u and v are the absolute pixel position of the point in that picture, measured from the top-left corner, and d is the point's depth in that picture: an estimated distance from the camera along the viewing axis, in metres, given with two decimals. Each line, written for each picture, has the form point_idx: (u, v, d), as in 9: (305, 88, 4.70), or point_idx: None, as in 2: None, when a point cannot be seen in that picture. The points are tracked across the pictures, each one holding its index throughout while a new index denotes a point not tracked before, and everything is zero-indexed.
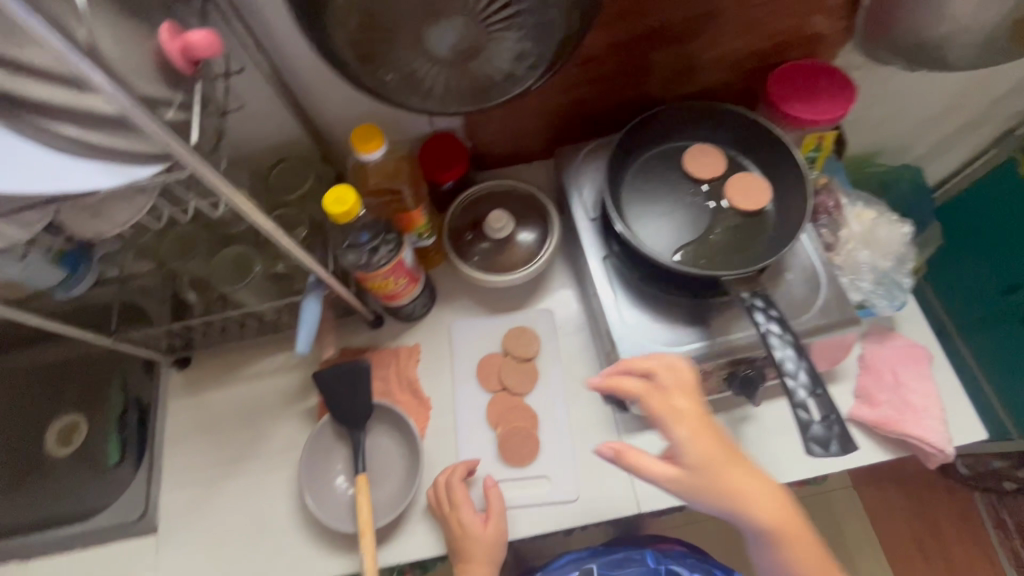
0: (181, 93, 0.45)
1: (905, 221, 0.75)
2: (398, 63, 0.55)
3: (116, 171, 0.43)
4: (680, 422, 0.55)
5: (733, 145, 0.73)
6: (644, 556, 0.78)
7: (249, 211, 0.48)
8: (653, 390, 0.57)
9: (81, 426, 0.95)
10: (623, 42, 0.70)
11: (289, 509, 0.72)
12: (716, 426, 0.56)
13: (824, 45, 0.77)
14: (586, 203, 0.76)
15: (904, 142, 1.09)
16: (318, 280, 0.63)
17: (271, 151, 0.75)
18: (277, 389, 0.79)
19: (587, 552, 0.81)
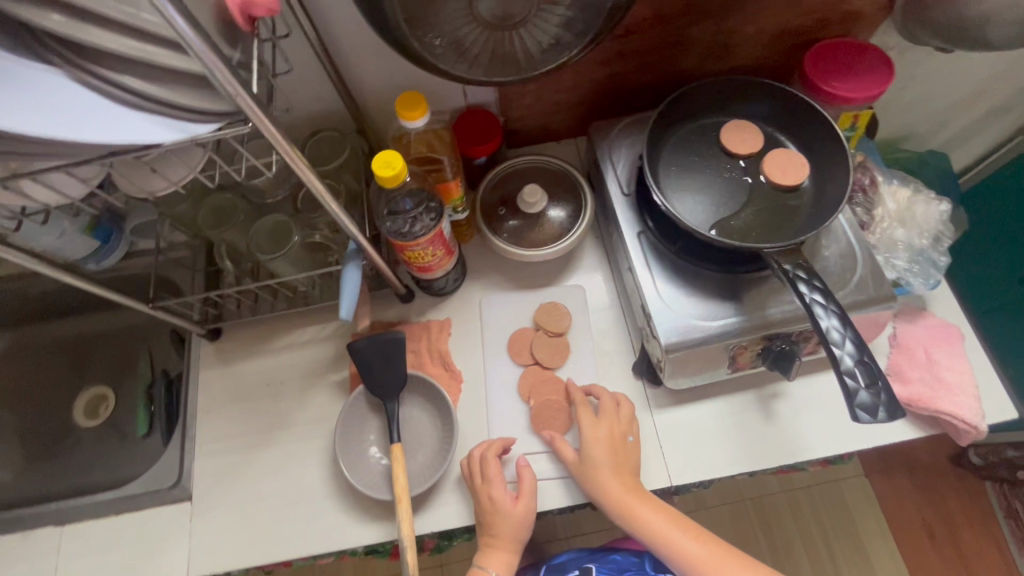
0: (240, 49, 0.46)
1: (943, 200, 0.75)
2: (448, 28, 0.55)
3: (179, 125, 0.43)
4: (593, 434, 0.67)
5: (770, 122, 0.73)
6: (641, 560, 0.80)
7: (303, 170, 0.48)
8: (583, 411, 0.70)
9: (109, 398, 0.96)
10: (663, 16, 0.70)
11: (321, 478, 0.73)
12: (620, 447, 0.67)
13: (861, 23, 0.77)
14: (621, 178, 0.76)
15: (930, 127, 1.09)
16: (358, 247, 0.63)
17: (308, 122, 0.76)
18: (309, 361, 0.80)
19: (586, 552, 0.83)
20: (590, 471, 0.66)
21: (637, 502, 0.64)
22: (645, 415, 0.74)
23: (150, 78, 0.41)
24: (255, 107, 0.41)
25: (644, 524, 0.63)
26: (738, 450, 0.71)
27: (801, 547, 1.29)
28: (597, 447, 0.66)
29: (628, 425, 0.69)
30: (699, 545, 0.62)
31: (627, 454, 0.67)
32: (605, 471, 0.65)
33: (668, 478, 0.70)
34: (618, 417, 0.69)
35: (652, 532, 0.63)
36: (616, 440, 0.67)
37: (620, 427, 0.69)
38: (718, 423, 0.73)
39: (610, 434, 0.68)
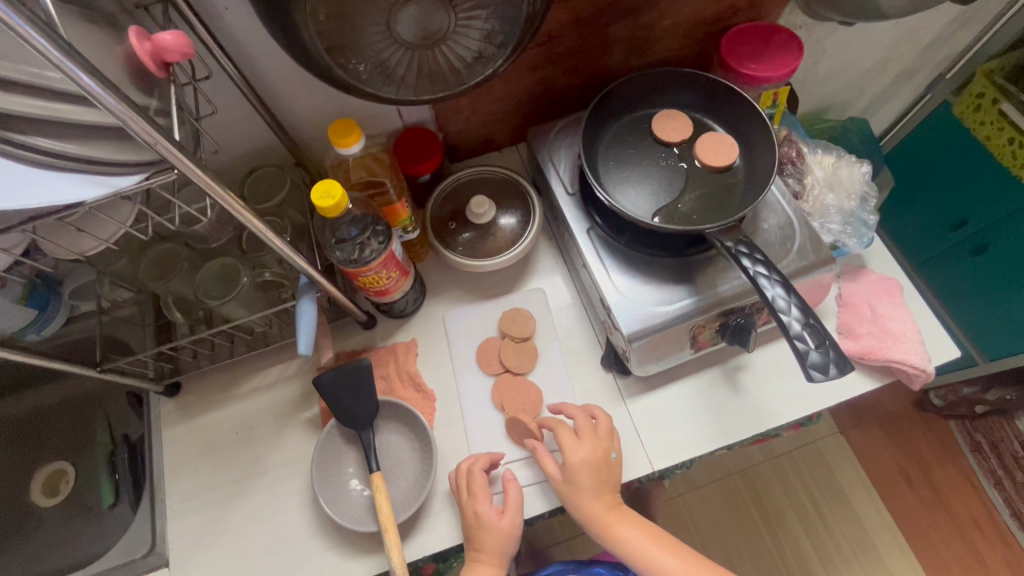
0: (157, 97, 0.45)
1: (863, 161, 0.79)
2: (370, 53, 0.55)
3: (102, 181, 0.42)
4: (576, 452, 0.66)
5: (696, 108, 0.76)
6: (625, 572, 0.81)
7: (241, 211, 0.47)
8: (565, 429, 0.68)
9: (69, 473, 0.91)
10: (582, 18, 0.72)
11: (304, 520, 0.71)
12: (603, 462, 0.67)
13: (768, 6, 0.82)
14: (565, 179, 0.77)
15: (848, 96, 1.15)
16: (310, 280, 0.62)
17: (243, 162, 0.74)
18: (276, 402, 0.78)
19: (574, 566, 0.82)
20: (573, 493, 0.66)
21: (618, 521, 0.66)
22: (620, 405, 0.75)
23: (64, 136, 0.40)
24: (182, 155, 0.41)
25: (622, 541, 0.66)
26: (712, 426, 0.73)
27: (791, 512, 1.33)
28: (580, 471, 0.66)
29: (610, 442, 0.68)
30: (676, 560, 0.65)
31: (610, 471, 0.67)
32: (587, 493, 0.66)
33: (650, 464, 0.71)
34: (601, 437, 0.68)
35: (628, 546, 0.66)
36: (598, 462, 0.66)
37: (603, 445, 0.67)
38: (690, 403, 0.74)
39: (594, 451, 0.66)
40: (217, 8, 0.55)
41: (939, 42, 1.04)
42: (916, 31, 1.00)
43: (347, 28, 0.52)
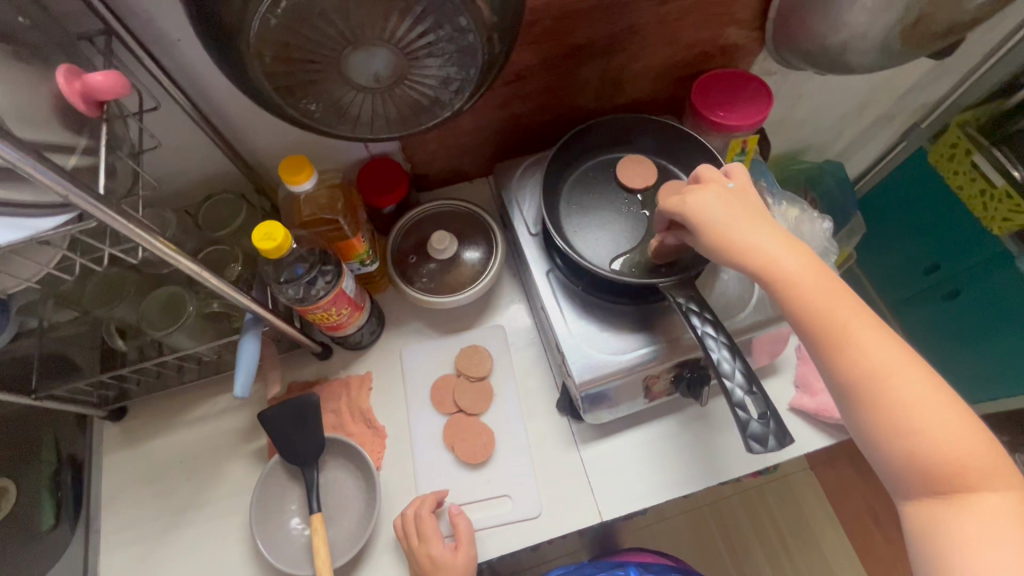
0: (85, 137, 0.44)
1: (825, 218, 0.79)
2: (322, 94, 0.54)
3: (17, 222, 0.40)
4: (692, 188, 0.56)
5: (663, 154, 0.76)
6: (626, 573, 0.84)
7: (173, 256, 0.46)
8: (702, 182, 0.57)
9: (9, 490, 0.87)
10: (549, 61, 0.72)
11: (243, 555, 0.69)
12: (761, 215, 0.54)
13: (739, 54, 0.82)
14: (528, 219, 0.77)
15: (824, 139, 1.16)
16: (255, 317, 0.61)
17: (201, 186, 0.73)
18: (222, 431, 0.76)
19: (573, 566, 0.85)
20: (747, 245, 0.52)
21: (795, 269, 0.50)
22: (574, 451, 0.74)
23: None
24: (103, 207, 0.40)
25: (801, 298, 0.50)
26: (666, 475, 0.72)
27: (758, 548, 1.32)
28: (724, 200, 0.54)
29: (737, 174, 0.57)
30: (884, 345, 0.48)
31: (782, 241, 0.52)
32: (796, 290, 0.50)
33: (599, 514, 0.70)
34: (720, 170, 0.58)
35: (765, 261, 0.51)
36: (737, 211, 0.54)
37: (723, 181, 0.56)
38: (645, 451, 0.73)
39: (720, 184, 0.56)
40: (166, 40, 0.53)
41: (914, 92, 1.05)
42: (891, 82, 1.01)
43: (296, 70, 0.51)
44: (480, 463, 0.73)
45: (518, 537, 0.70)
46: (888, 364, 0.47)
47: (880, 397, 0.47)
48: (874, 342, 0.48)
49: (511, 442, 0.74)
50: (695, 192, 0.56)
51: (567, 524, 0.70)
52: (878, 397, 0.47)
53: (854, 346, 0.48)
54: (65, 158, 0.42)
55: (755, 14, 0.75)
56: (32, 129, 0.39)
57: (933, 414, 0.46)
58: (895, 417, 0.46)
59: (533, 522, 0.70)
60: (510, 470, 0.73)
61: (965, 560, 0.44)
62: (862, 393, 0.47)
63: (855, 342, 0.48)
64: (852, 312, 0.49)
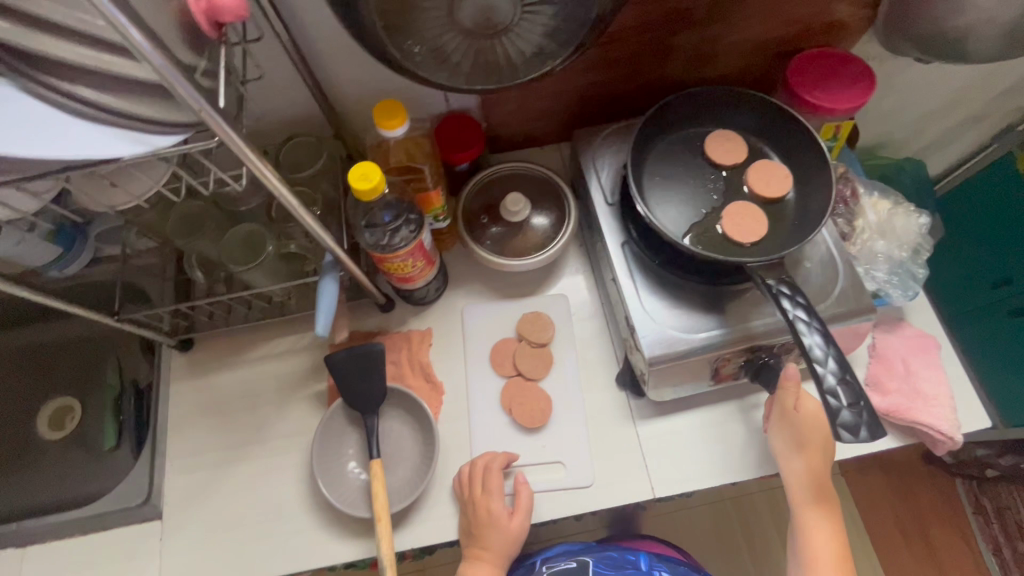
0: (207, 58, 0.43)
1: (923, 212, 0.75)
2: (427, 36, 0.53)
3: (140, 139, 0.41)
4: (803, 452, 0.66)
5: (755, 133, 0.73)
6: (638, 558, 0.78)
7: (275, 184, 0.46)
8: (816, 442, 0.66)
9: (76, 408, 0.92)
10: (647, 24, 0.69)
11: (298, 492, 0.71)
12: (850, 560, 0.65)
13: (844, 33, 0.77)
14: (605, 188, 0.75)
15: (908, 135, 1.10)
16: (335, 260, 0.61)
17: (282, 127, 0.73)
18: (285, 371, 0.77)
19: (579, 549, 0.80)
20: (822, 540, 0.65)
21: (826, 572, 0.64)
22: (629, 426, 0.73)
23: (110, 89, 0.39)
24: (223, 122, 0.39)
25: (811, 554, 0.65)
26: (720, 461, 0.71)
27: (779, 548, 1.28)
28: (781, 427, 0.67)
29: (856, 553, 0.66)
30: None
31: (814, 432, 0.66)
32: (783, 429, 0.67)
33: (651, 491, 0.70)
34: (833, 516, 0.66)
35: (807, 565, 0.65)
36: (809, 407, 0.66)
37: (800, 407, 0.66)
38: (700, 435, 0.72)
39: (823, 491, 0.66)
40: None
41: (1015, 92, 0.98)
42: (995, 77, 0.94)
43: (407, 8, 0.50)
44: (536, 428, 0.73)
45: (567, 504, 0.70)
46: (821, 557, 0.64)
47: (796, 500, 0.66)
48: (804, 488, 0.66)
49: (567, 411, 0.74)
50: (784, 453, 0.67)
51: (618, 497, 0.70)
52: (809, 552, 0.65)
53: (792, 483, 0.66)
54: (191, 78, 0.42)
55: None
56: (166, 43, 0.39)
57: None
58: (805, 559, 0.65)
59: (584, 491, 0.70)
60: (564, 437, 0.73)
61: None
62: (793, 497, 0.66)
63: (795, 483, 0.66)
64: (814, 479, 0.66)
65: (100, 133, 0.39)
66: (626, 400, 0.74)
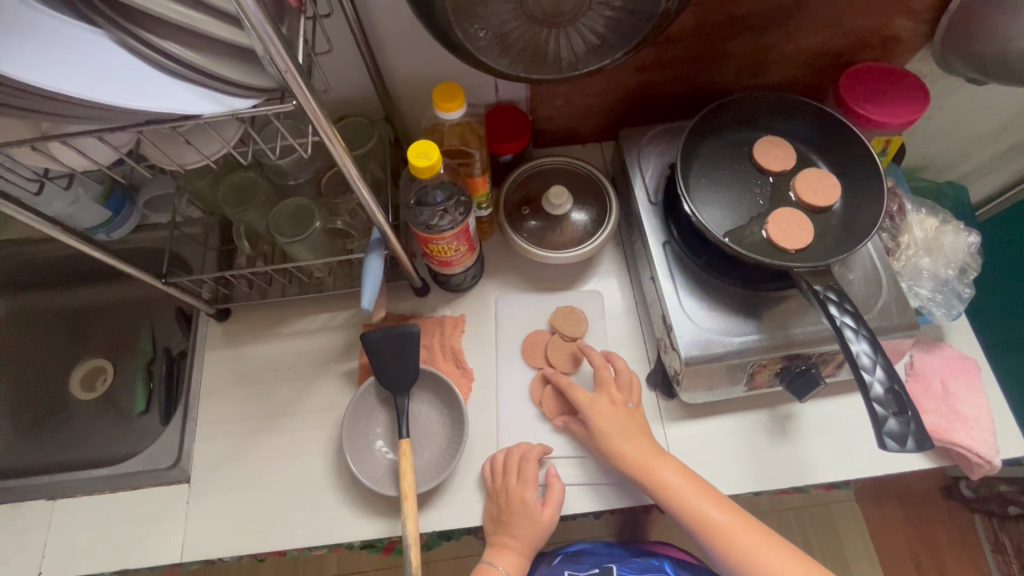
0: (287, 26, 0.45)
1: (972, 231, 0.73)
2: (495, 20, 0.53)
3: (220, 99, 0.42)
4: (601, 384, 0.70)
5: (803, 141, 0.73)
6: (662, 563, 0.77)
7: (342, 155, 0.47)
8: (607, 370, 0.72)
9: (110, 372, 0.94)
10: (705, 26, 0.69)
11: (324, 466, 0.72)
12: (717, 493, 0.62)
13: (899, 49, 0.77)
14: (649, 186, 0.75)
15: (951, 159, 1.08)
16: (381, 237, 0.62)
17: (336, 107, 0.75)
18: (318, 348, 0.78)
19: (601, 546, 0.81)
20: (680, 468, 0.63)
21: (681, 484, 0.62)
22: (657, 426, 0.72)
23: (194, 47, 0.40)
24: (305, 88, 0.41)
25: (660, 480, 0.62)
26: (749, 468, 0.70)
27: None
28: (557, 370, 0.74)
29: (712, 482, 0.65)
30: (718, 510, 0.61)
31: (631, 415, 0.68)
32: (585, 403, 0.69)
33: None
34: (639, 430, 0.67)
35: (663, 484, 0.62)
36: (624, 385, 0.70)
37: (620, 395, 0.70)
38: (730, 440, 0.72)
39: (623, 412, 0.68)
40: None
41: None
42: None
43: None
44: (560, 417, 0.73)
45: (590, 500, 0.69)
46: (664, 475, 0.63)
47: (661, 488, 0.62)
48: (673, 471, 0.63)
49: None
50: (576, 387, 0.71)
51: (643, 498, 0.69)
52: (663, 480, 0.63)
53: (652, 470, 0.63)
54: None
55: (931, 5, 0.70)
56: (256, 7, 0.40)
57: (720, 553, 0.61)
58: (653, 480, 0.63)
59: (608, 488, 0.70)
60: None
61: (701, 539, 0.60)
62: (650, 480, 0.63)
63: (651, 466, 0.63)
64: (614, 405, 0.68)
65: (186, 93, 0.41)
66: (655, 401, 0.74)
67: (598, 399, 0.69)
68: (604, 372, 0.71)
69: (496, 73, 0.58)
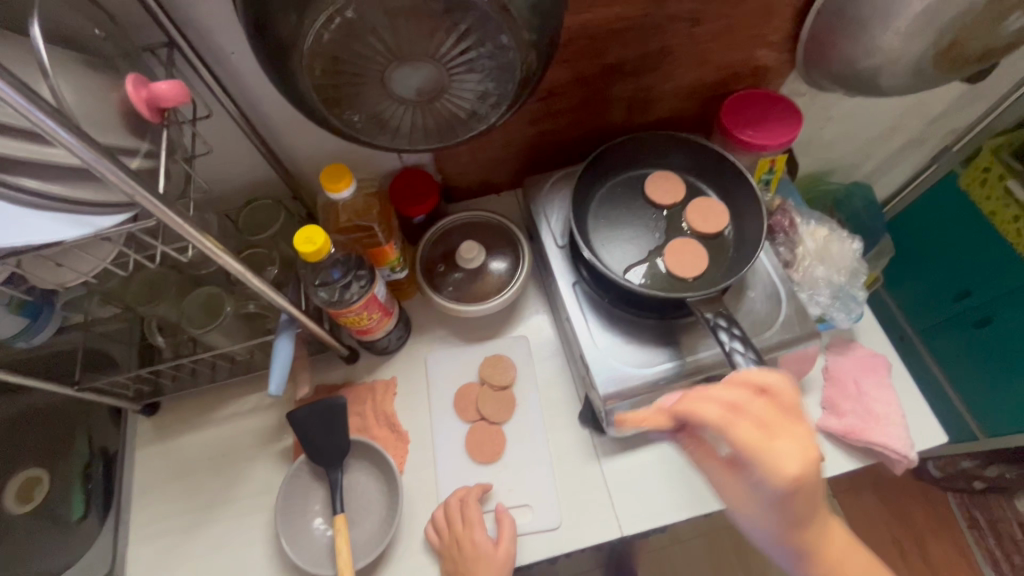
0: (147, 142, 0.47)
1: (855, 238, 0.79)
2: (365, 105, 0.56)
3: (82, 220, 0.43)
4: (769, 431, 0.47)
5: (690, 171, 0.77)
6: None
7: (220, 255, 0.49)
8: (773, 408, 0.48)
9: (44, 480, 0.90)
10: (582, 78, 0.73)
11: (266, 553, 0.70)
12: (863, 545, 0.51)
13: (769, 75, 0.82)
14: (555, 231, 0.78)
15: (853, 163, 1.14)
16: (290, 319, 0.63)
17: (240, 192, 0.76)
18: (251, 430, 0.78)
19: None
20: (837, 536, 0.50)
21: (851, 558, 0.50)
22: (594, 464, 0.74)
23: (50, 178, 0.41)
24: (160, 203, 0.42)
25: (823, 550, 0.49)
26: (687, 494, 0.71)
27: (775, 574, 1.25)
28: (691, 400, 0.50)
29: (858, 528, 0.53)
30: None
31: (814, 482, 0.46)
32: (771, 480, 0.45)
33: (618, 528, 0.70)
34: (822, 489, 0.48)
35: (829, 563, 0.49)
36: (802, 425, 0.48)
37: (802, 429, 0.47)
38: (667, 469, 0.73)
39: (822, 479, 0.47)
40: (223, 54, 0.57)
41: (946, 118, 1.03)
42: (926, 107, 0.99)
43: (343, 82, 0.53)
44: (491, 460, 0.74)
45: (536, 548, 0.70)
46: (837, 549, 0.50)
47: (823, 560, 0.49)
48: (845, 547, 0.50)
49: (531, 453, 0.74)
50: (770, 451, 0.46)
51: (587, 538, 0.69)
52: (828, 551, 0.49)
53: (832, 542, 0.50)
54: (128, 160, 0.44)
55: (786, 36, 0.75)
56: (103, 132, 0.42)
57: None
58: (821, 561, 0.49)
59: (552, 534, 0.70)
60: (530, 482, 0.73)
61: None
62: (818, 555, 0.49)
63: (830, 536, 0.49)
64: (815, 464, 0.45)
65: (45, 220, 0.41)
66: (589, 439, 0.75)
67: (803, 462, 0.45)
68: (766, 411, 0.48)
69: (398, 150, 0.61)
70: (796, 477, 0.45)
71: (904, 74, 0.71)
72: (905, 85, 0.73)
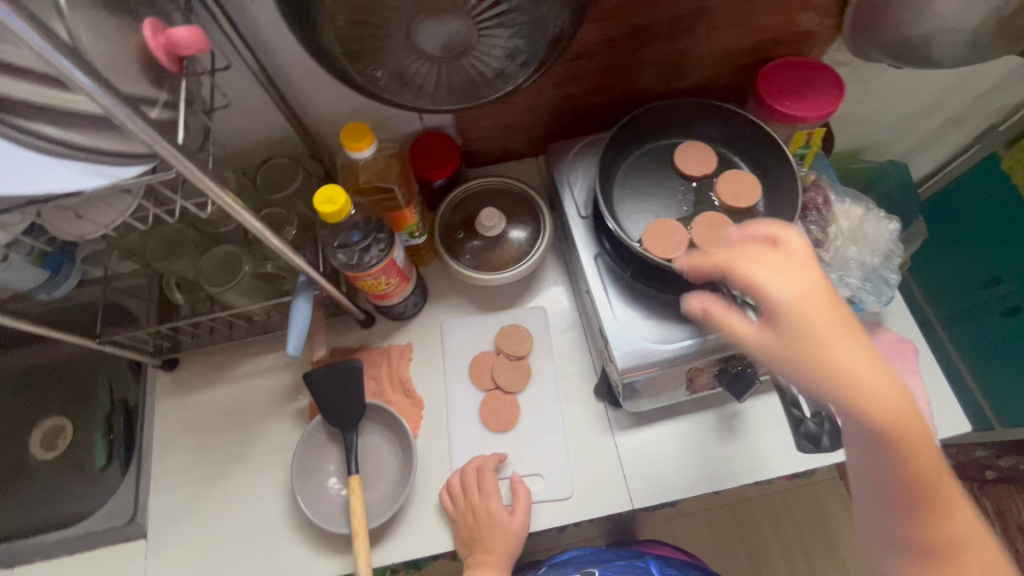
0: (166, 91, 0.45)
1: (892, 218, 0.76)
2: (389, 61, 0.53)
3: (103, 170, 0.42)
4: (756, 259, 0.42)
5: (722, 143, 0.74)
6: (647, 564, 0.86)
7: (239, 211, 0.47)
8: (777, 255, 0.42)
9: (68, 428, 0.92)
10: (614, 39, 0.70)
11: (281, 509, 0.72)
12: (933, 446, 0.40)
13: (812, 41, 0.78)
14: (579, 201, 0.76)
15: (892, 139, 1.08)
16: (309, 280, 0.63)
17: (259, 149, 0.75)
18: (267, 389, 0.78)
19: (590, 551, 0.90)
20: (880, 378, 0.38)
21: (903, 404, 0.38)
22: (607, 437, 0.73)
23: (68, 126, 0.40)
24: (178, 154, 0.41)
25: (851, 374, 0.38)
26: (700, 471, 0.71)
27: (778, 550, 1.27)
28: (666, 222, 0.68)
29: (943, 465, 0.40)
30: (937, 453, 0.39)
31: (813, 276, 0.41)
32: (772, 284, 0.40)
33: (629, 500, 0.70)
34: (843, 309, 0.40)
35: (865, 388, 0.37)
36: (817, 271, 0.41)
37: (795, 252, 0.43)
38: (681, 445, 0.72)
39: (812, 275, 0.41)
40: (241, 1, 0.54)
41: (995, 94, 0.97)
42: (976, 81, 0.93)
43: (366, 36, 0.51)
44: (504, 428, 0.74)
45: (548, 516, 0.70)
46: (899, 410, 0.38)
47: (896, 438, 0.38)
48: (881, 368, 0.38)
49: (544, 424, 0.74)
50: (751, 265, 0.42)
51: (598, 509, 0.70)
52: (864, 393, 0.38)
53: (917, 449, 0.38)
54: (148, 110, 0.43)
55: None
56: (122, 79, 0.41)
57: (962, 529, 0.40)
58: (855, 398, 0.37)
59: (563, 503, 0.71)
60: (543, 451, 0.73)
61: (916, 495, 0.39)
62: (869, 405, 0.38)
63: (878, 387, 0.37)
64: (820, 296, 0.40)
65: (64, 169, 0.40)
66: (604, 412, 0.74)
67: (793, 288, 0.40)
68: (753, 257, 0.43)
69: (420, 112, 0.59)
70: (779, 285, 0.40)
71: (958, 43, 0.67)
72: (956, 56, 0.69)
